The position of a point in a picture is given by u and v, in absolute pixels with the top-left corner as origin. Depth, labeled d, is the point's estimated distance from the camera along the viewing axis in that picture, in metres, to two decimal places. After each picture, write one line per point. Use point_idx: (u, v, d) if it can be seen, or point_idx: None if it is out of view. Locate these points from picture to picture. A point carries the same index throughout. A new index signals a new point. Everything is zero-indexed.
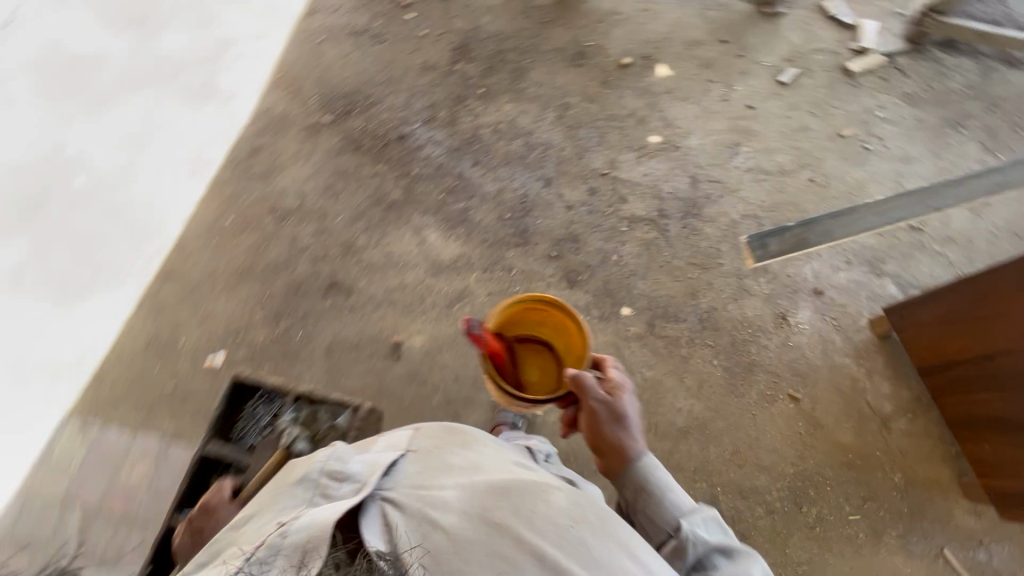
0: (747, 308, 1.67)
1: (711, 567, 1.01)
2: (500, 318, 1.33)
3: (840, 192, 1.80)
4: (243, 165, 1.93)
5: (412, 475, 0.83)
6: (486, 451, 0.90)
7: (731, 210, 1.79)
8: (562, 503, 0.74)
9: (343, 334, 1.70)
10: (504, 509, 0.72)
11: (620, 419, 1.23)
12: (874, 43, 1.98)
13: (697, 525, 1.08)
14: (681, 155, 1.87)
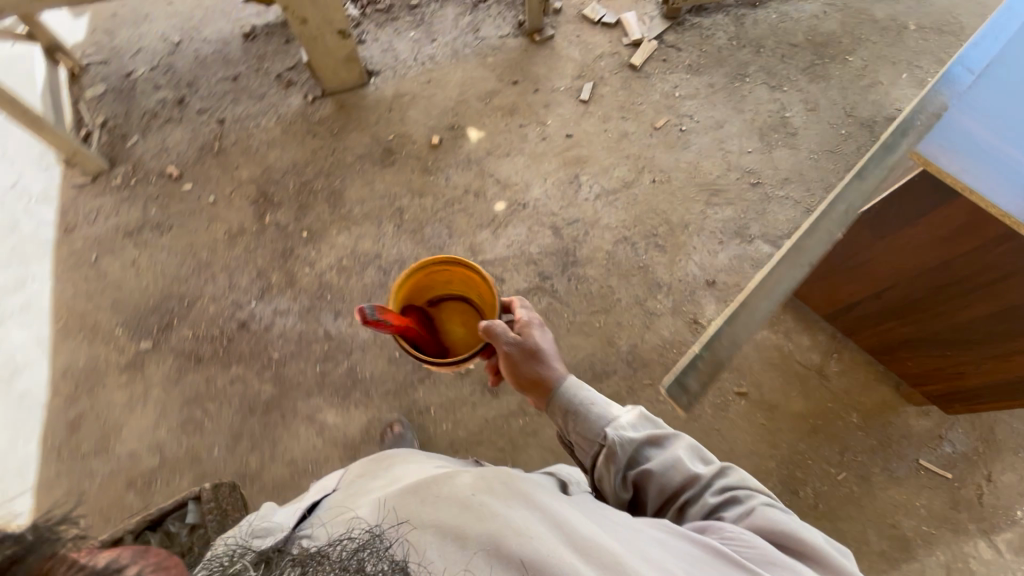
0: (662, 330, 1.66)
1: (643, 466, 0.94)
2: (401, 287, 1.13)
3: (683, 180, 1.85)
4: (65, 449, 1.54)
5: (328, 507, 0.78)
6: (407, 464, 0.87)
7: (603, 242, 1.76)
8: (468, 477, 0.69)
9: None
10: (404, 501, 0.67)
11: (535, 351, 1.12)
12: (642, 32, 2.06)
13: (621, 428, 0.98)
14: (532, 210, 1.81)
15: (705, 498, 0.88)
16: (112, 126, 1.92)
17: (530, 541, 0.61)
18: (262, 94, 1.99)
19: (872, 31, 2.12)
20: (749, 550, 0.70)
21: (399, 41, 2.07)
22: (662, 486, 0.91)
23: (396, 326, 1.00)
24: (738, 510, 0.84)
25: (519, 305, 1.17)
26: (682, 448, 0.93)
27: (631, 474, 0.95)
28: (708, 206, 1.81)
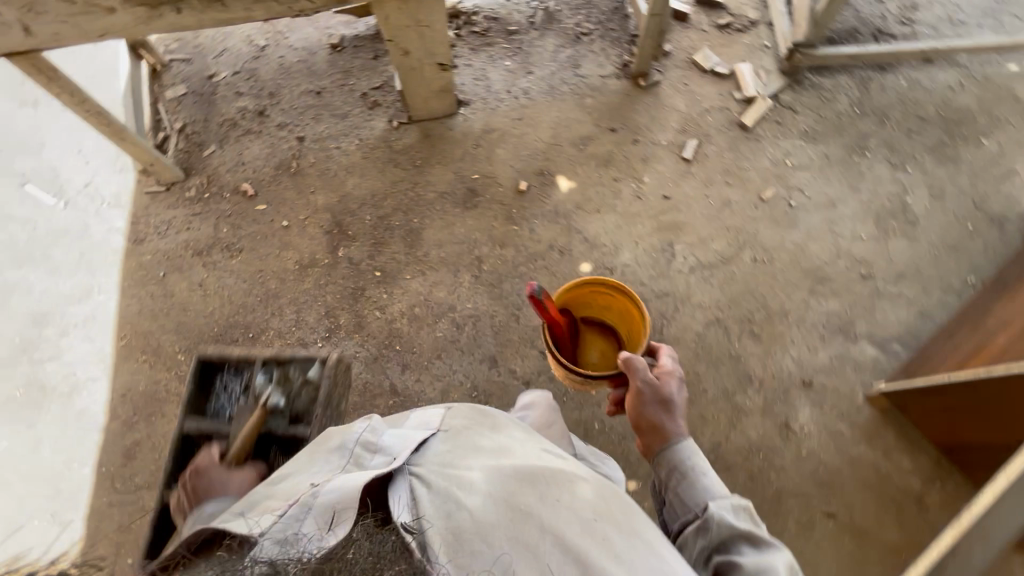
0: (749, 430, 1.53)
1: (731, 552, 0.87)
2: (571, 293, 1.32)
3: (787, 263, 1.70)
4: (117, 479, 1.49)
5: (443, 455, 0.88)
6: (512, 434, 0.97)
7: (693, 323, 1.63)
8: (585, 492, 0.82)
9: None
10: (532, 502, 0.77)
11: (668, 400, 1.09)
12: (757, 88, 1.89)
13: (724, 511, 0.92)
14: (619, 277, 1.68)
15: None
16: (190, 132, 1.85)
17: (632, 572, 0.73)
18: (344, 113, 1.89)
19: (1013, 111, 1.90)
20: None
21: (493, 70, 1.94)
22: None
23: (552, 317, 1.22)
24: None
25: (668, 354, 1.16)
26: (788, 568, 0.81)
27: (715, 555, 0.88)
28: (811, 295, 1.66)
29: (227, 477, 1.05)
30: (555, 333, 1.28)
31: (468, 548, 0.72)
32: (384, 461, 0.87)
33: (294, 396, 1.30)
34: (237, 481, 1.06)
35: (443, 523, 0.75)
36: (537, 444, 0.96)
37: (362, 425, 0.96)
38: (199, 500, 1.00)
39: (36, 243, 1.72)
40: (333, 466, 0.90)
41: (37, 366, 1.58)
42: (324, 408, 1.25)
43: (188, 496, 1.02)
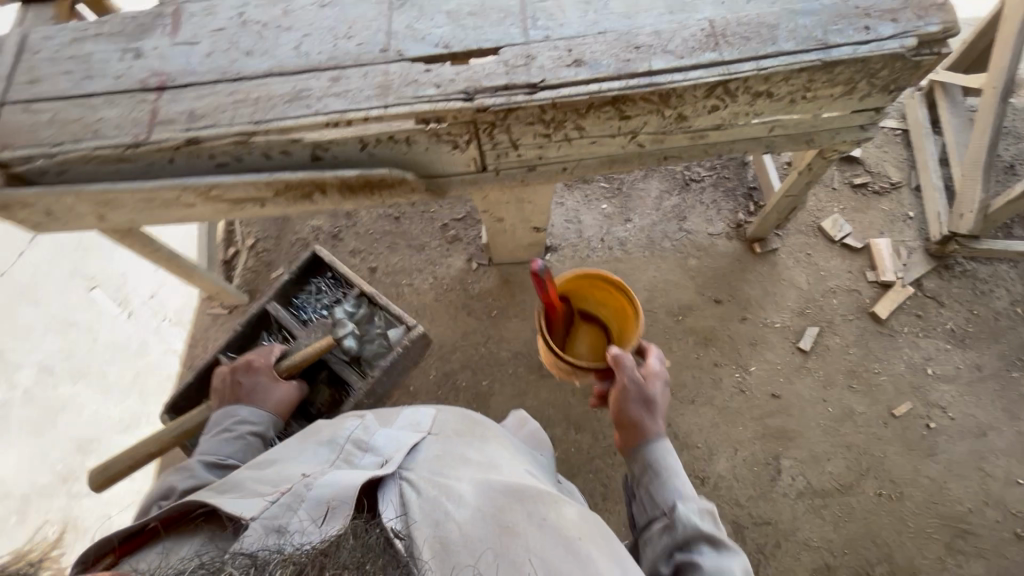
0: None
1: (693, 551, 0.81)
2: (573, 283, 1.10)
3: (920, 503, 1.40)
4: None
5: (432, 461, 0.82)
6: (499, 451, 0.90)
7: (796, 566, 1.37)
8: (570, 514, 0.76)
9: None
10: (524, 519, 0.72)
11: (652, 393, 0.98)
12: (897, 272, 1.62)
13: (694, 510, 0.85)
14: (711, 490, 1.44)
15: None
16: (261, 249, 1.76)
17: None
18: (422, 244, 1.75)
19: None
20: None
21: (588, 212, 1.75)
22: None
23: (552, 301, 1.00)
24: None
25: (653, 351, 1.02)
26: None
27: (676, 549, 0.83)
28: (949, 552, 1.36)
29: (273, 388, 1.14)
30: (550, 317, 1.06)
31: (453, 565, 0.68)
32: (373, 461, 0.82)
33: (364, 338, 1.32)
34: (278, 392, 1.14)
35: (433, 531, 0.71)
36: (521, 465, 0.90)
37: (353, 422, 0.92)
38: (242, 392, 1.11)
39: (94, 356, 1.65)
40: (321, 459, 0.86)
41: (74, 500, 1.49)
42: (382, 370, 1.25)
43: (234, 387, 1.12)
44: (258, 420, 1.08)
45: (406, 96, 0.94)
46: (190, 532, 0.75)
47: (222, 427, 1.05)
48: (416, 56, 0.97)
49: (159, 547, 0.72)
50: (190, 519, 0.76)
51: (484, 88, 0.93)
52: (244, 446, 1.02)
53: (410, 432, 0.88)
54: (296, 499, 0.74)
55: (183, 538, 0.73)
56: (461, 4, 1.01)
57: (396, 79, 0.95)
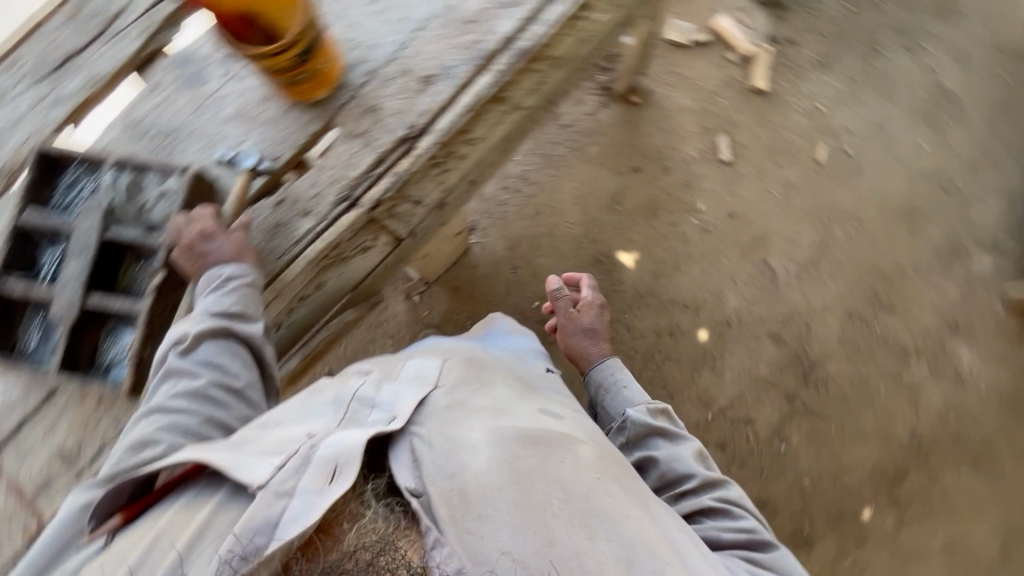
0: (936, 402, 1.50)
1: (650, 450, 0.92)
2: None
3: (876, 214, 1.58)
4: None
5: (444, 412, 0.67)
6: (511, 391, 0.77)
7: (829, 327, 1.54)
8: (590, 454, 0.68)
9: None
10: (562, 472, 0.63)
11: (599, 312, 1.20)
12: (753, 39, 1.65)
13: (645, 413, 0.95)
14: (739, 324, 1.55)
15: (707, 517, 0.84)
16: None
17: (659, 541, 0.62)
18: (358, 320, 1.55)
19: None
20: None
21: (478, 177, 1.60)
22: (663, 477, 0.88)
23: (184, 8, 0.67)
24: (731, 525, 0.82)
25: (586, 284, 1.23)
26: (727, 491, 0.86)
27: (641, 455, 0.92)
28: (912, 234, 1.57)
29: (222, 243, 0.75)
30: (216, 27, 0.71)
31: (476, 519, 0.58)
32: (380, 419, 0.66)
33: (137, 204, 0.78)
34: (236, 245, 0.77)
35: (444, 484, 0.60)
36: (531, 402, 0.76)
37: (356, 377, 0.76)
38: (203, 255, 0.75)
39: None
40: (327, 420, 0.69)
41: None
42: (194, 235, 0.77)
43: (189, 258, 0.75)
44: (247, 272, 0.77)
45: (283, 250, 0.81)
46: (198, 493, 0.61)
47: (211, 286, 0.77)
48: (257, 193, 0.81)
49: (164, 518, 0.60)
50: (190, 478, 0.63)
51: (359, 179, 0.81)
52: (250, 295, 0.77)
53: (419, 386, 0.72)
54: (302, 464, 0.59)
55: (190, 509, 0.59)
56: (241, 97, 0.84)
57: (258, 232, 0.82)
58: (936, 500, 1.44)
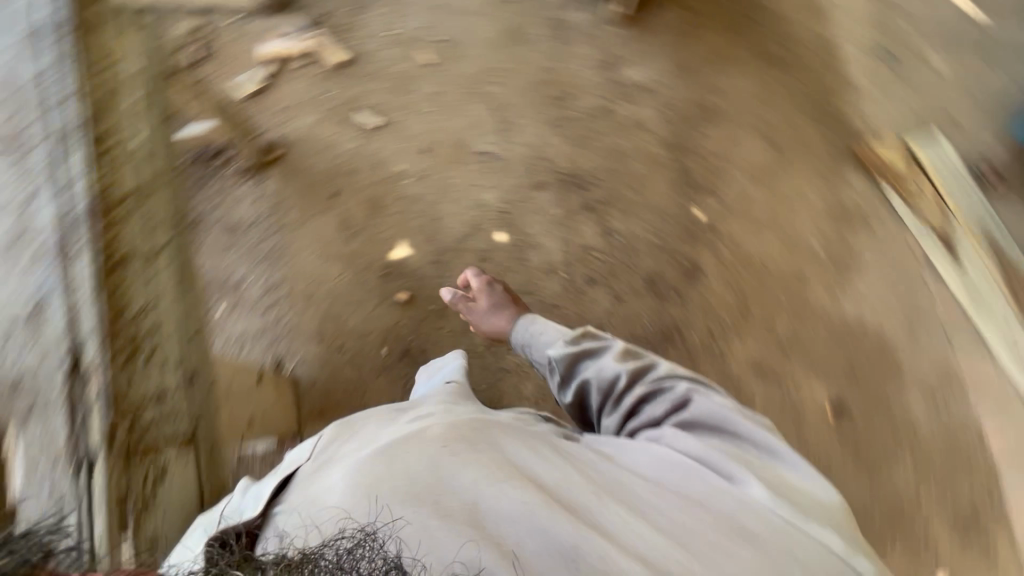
0: (652, 113, 1.76)
1: (581, 372, 1.12)
2: None
3: (496, 50, 1.78)
4: None
5: (310, 481, 0.79)
6: (375, 427, 0.89)
7: (555, 141, 1.74)
8: (438, 431, 0.79)
9: (877, 467, 1.56)
10: (412, 458, 0.74)
11: (496, 289, 1.48)
12: (302, 38, 1.74)
13: (565, 344, 1.17)
14: (509, 202, 1.69)
15: (643, 398, 1.00)
16: None
17: (502, 473, 0.73)
18: None
19: None
20: (715, 497, 0.75)
21: (242, 321, 1.56)
22: (600, 386, 1.07)
23: None
24: (664, 398, 0.98)
25: (471, 277, 1.51)
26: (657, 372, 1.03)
27: (576, 379, 1.11)
28: (527, 37, 1.79)
29: None
30: None
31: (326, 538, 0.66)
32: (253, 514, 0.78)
33: None
34: None
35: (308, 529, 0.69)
36: (399, 422, 0.88)
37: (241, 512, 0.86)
38: None
39: None
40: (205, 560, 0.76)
41: None
42: None
43: None
44: None
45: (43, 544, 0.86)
46: None
47: None
48: None
49: None
50: None
51: None
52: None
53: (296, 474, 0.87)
54: None
55: None
56: None
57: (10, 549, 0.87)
58: (714, 159, 1.74)
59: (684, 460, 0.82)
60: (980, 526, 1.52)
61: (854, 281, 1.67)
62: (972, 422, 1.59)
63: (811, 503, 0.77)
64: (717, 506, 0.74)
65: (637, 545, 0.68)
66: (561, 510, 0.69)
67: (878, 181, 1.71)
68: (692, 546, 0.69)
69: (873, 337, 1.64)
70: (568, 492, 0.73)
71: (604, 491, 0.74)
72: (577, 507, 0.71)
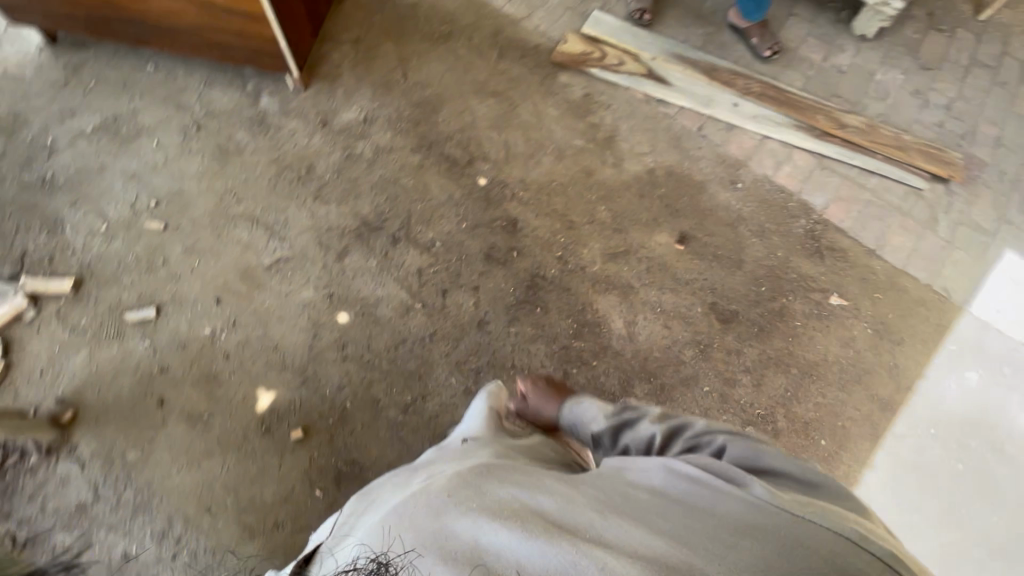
0: (386, 135, 1.87)
1: (622, 438, 1.13)
2: None
3: (219, 178, 1.75)
4: None
5: (333, 542, 0.85)
6: (392, 487, 0.95)
7: (327, 210, 1.74)
8: (445, 481, 0.83)
9: (736, 254, 1.81)
10: (422, 502, 0.78)
11: (541, 383, 1.43)
12: (9, 298, 1.53)
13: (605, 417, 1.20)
14: (328, 284, 1.65)
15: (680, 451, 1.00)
16: None
17: (504, 515, 0.71)
18: None
19: None
20: (716, 502, 0.77)
21: None
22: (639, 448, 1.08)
23: None
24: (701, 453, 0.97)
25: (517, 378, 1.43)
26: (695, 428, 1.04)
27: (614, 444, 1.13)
28: (239, 152, 1.79)
29: None
30: None
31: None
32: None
33: None
34: None
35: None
36: (415, 479, 0.94)
37: None
38: None
39: None
40: None
41: None
42: None
43: None
44: None
45: None
46: None
47: None
48: None
49: None
50: None
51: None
52: None
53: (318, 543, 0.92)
54: None
55: None
56: None
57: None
58: (460, 137, 1.90)
59: (692, 474, 0.83)
60: (819, 241, 1.85)
61: (617, 145, 1.94)
62: (758, 176, 1.93)
63: (824, 511, 0.73)
64: (717, 512, 0.75)
65: (636, 552, 0.65)
66: (561, 537, 0.67)
67: (575, 80, 2.05)
68: (689, 545, 0.67)
69: (662, 174, 1.91)
70: (572, 522, 0.71)
71: (606, 513, 0.74)
72: (578, 531, 0.70)
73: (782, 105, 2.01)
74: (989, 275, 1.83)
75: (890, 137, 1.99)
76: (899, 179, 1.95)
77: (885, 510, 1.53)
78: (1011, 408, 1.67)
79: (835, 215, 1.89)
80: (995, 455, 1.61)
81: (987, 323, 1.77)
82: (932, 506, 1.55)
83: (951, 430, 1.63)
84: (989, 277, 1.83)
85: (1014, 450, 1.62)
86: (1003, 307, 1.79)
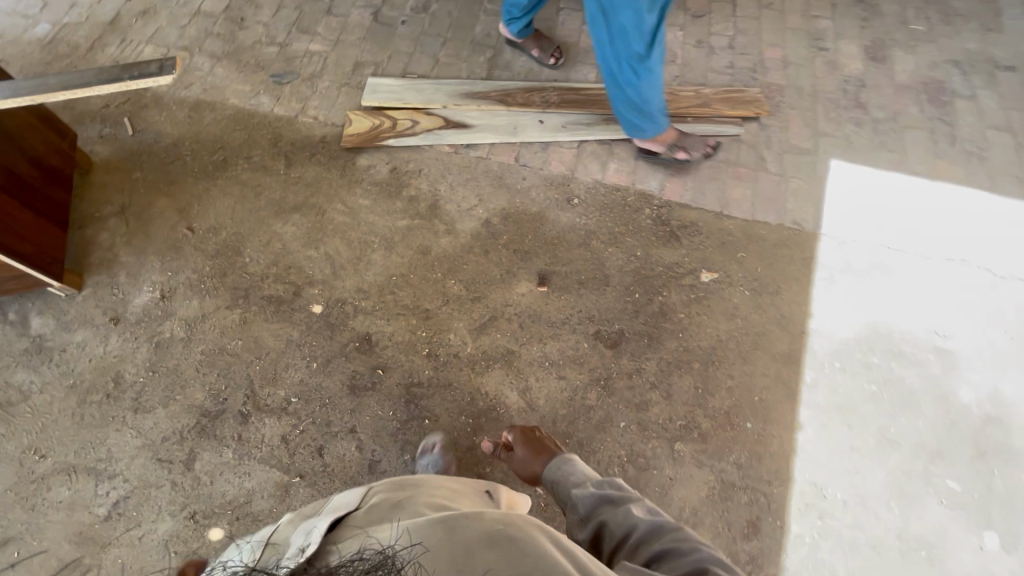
0: (194, 303, 1.65)
1: (599, 508, 1.06)
2: None
3: (12, 438, 1.46)
4: (763, 494, 1.48)
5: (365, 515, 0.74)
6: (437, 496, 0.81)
7: (155, 417, 1.50)
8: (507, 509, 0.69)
9: (599, 271, 1.74)
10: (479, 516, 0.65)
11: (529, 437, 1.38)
12: None
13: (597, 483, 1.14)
14: (186, 502, 1.41)
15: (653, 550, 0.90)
16: None
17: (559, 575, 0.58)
18: None
19: None
20: None
21: None
22: (613, 527, 1.00)
23: None
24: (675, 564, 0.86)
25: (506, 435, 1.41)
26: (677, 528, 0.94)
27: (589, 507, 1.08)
28: (26, 396, 1.51)
29: None
30: None
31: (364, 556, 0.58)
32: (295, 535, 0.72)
33: None
34: None
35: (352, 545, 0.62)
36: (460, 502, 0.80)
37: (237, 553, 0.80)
38: None
39: None
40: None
41: None
42: None
43: None
44: None
45: None
46: None
47: None
48: None
49: None
50: None
51: None
52: None
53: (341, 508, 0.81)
54: None
55: None
56: None
57: None
58: (276, 271, 1.70)
59: None
60: (670, 223, 1.82)
61: (443, 210, 1.82)
62: (590, 184, 1.88)
63: None
64: None
65: None
66: None
67: (375, 158, 1.90)
68: None
69: (499, 221, 1.81)
70: None
71: None
72: None
73: (585, 106, 1.98)
74: (826, 189, 1.88)
75: (692, 97, 2.01)
76: (717, 132, 1.96)
77: (826, 462, 1.52)
78: (893, 308, 1.71)
79: (673, 192, 1.87)
80: (897, 359, 1.65)
81: (842, 235, 1.81)
82: (865, 435, 1.55)
83: (852, 354, 1.65)
84: (827, 191, 1.88)
85: (909, 347, 1.66)
86: (848, 213, 1.84)
